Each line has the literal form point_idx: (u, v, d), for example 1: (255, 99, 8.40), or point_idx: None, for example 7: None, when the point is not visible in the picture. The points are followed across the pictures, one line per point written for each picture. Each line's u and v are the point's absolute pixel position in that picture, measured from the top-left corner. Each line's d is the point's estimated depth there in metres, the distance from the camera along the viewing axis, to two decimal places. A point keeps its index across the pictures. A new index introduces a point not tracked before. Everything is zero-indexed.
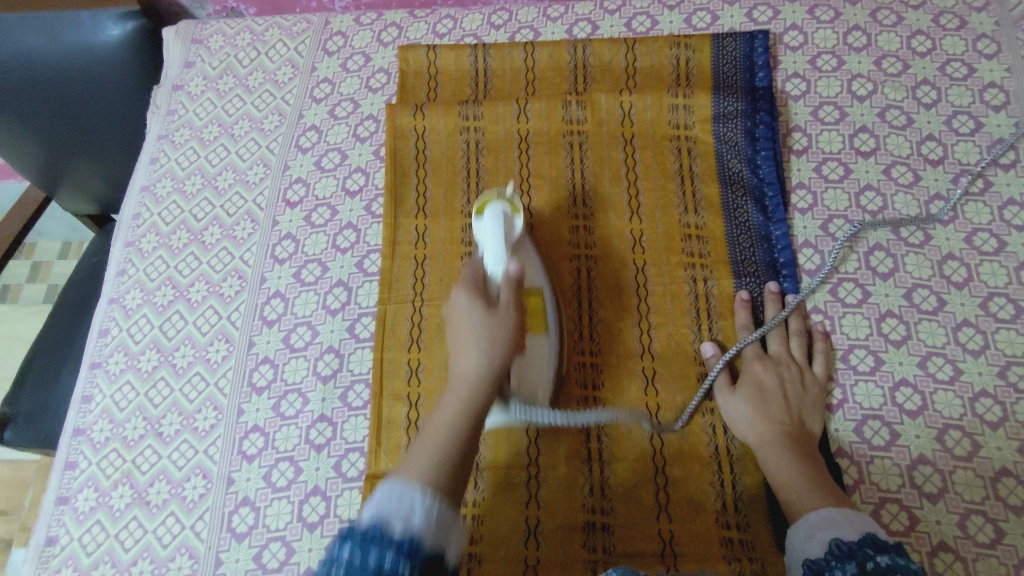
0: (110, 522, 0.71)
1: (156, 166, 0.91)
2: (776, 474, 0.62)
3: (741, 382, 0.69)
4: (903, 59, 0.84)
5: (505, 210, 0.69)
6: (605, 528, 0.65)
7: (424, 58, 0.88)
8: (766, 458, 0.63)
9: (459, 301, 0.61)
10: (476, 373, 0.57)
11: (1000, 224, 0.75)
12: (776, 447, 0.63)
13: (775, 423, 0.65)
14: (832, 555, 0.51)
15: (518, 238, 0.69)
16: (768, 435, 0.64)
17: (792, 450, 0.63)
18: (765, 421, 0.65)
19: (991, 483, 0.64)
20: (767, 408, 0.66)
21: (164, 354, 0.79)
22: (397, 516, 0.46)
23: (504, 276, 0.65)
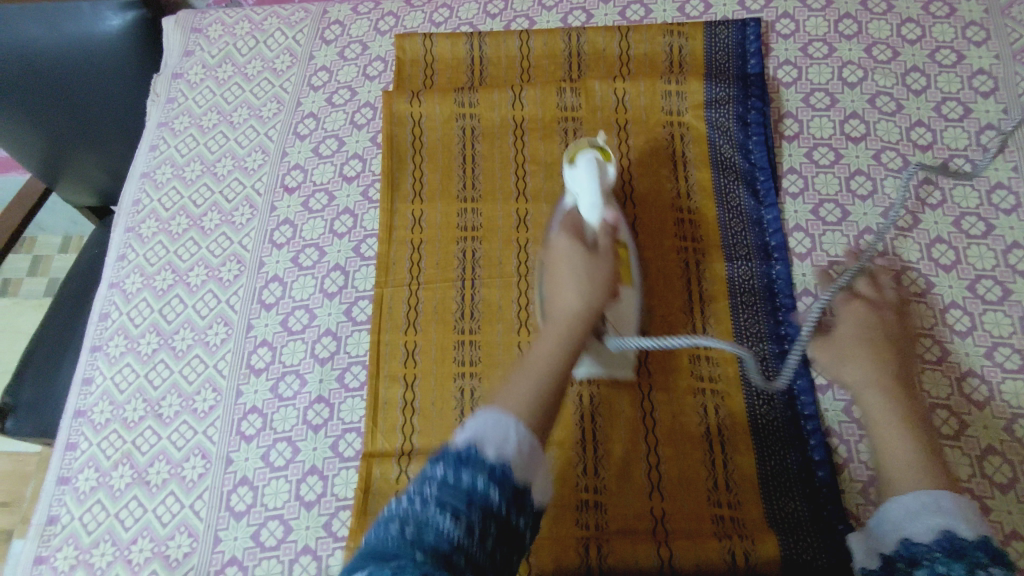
0: (111, 501, 0.72)
1: (155, 153, 0.92)
2: (881, 424, 0.58)
3: (840, 325, 0.66)
4: (893, 47, 0.85)
5: (597, 156, 0.68)
6: (598, 506, 0.66)
7: (421, 46, 0.89)
8: (870, 406, 0.60)
9: (560, 244, 0.60)
10: (577, 311, 0.55)
11: (988, 208, 0.76)
12: (883, 395, 0.59)
13: (884, 369, 0.61)
14: (939, 547, 0.48)
15: (610, 187, 0.68)
16: (878, 380, 0.60)
17: (901, 398, 0.59)
18: (870, 365, 0.62)
19: (977, 460, 0.65)
20: (875, 353, 0.62)
21: (164, 337, 0.80)
22: (492, 440, 0.44)
23: (596, 247, 0.63)
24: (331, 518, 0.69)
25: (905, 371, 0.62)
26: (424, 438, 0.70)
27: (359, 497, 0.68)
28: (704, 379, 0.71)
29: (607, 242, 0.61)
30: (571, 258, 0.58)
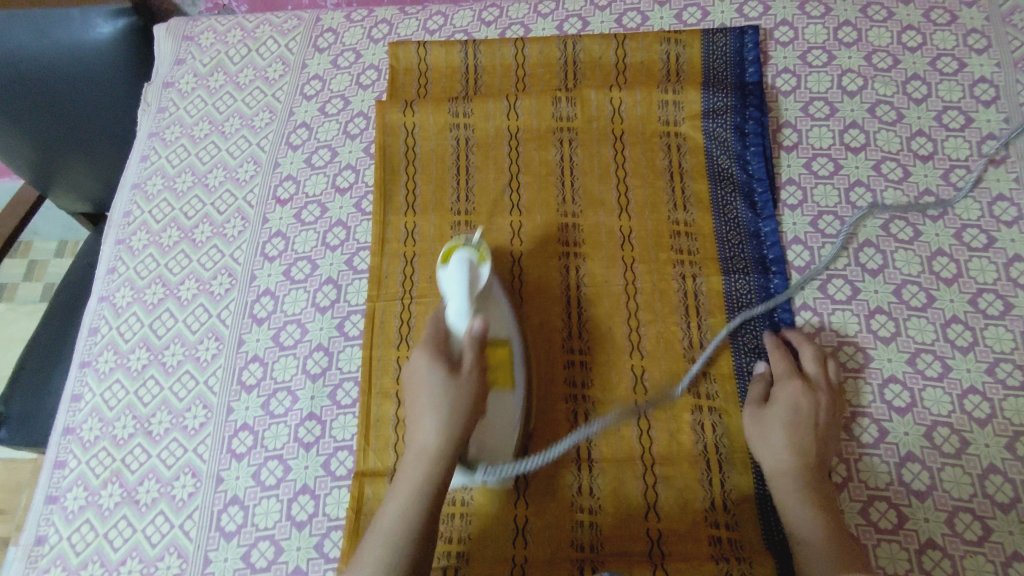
0: (99, 521, 0.71)
1: (146, 164, 0.91)
2: (798, 520, 0.60)
3: (774, 405, 0.66)
4: (894, 55, 0.84)
5: (471, 258, 0.65)
6: (593, 527, 0.65)
7: (414, 54, 0.88)
8: (785, 495, 0.62)
9: (421, 364, 0.62)
10: (433, 449, 0.59)
11: (990, 220, 0.74)
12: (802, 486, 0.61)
13: (805, 462, 0.62)
14: None
15: (485, 289, 0.65)
16: (800, 473, 0.62)
17: (815, 492, 0.61)
18: (795, 454, 0.63)
19: (978, 479, 0.64)
20: (801, 444, 0.63)
21: (154, 353, 0.79)
22: None
23: (461, 255, 0.65)
24: (323, 538, 0.68)
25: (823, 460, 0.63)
26: None
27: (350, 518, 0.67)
28: (702, 397, 0.69)
29: (472, 359, 0.61)
30: (431, 390, 0.60)
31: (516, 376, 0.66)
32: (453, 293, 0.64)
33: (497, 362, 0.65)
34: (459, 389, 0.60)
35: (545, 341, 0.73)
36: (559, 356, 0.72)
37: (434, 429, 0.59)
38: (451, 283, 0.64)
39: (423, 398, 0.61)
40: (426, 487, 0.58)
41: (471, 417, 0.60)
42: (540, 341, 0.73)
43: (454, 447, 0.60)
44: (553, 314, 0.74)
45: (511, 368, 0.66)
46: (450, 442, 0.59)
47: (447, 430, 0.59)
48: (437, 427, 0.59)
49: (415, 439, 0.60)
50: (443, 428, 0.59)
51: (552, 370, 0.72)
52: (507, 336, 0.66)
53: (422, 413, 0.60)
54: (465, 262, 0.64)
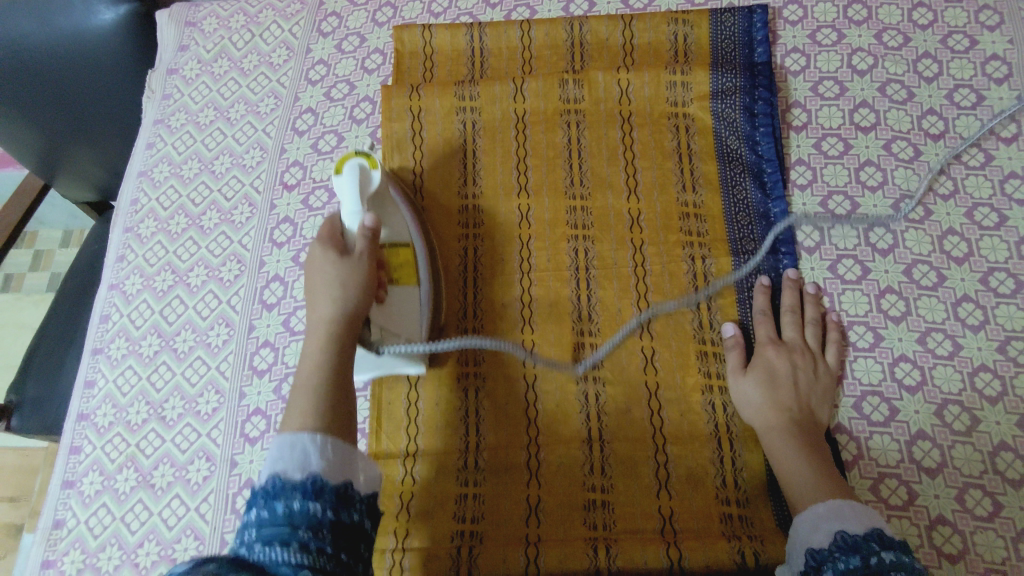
0: (116, 505, 0.72)
1: (153, 151, 0.91)
2: (785, 465, 0.62)
3: (755, 368, 0.68)
4: (904, 33, 0.83)
5: (363, 164, 0.69)
6: (605, 506, 0.66)
7: (420, 37, 0.87)
8: (771, 443, 0.64)
9: (313, 254, 0.64)
10: (330, 315, 0.60)
11: (1001, 198, 0.74)
12: (785, 433, 0.63)
13: (786, 414, 0.65)
14: (837, 547, 0.53)
15: (379, 194, 0.70)
16: (782, 425, 0.64)
17: (800, 441, 0.63)
18: (775, 407, 0.65)
19: (989, 456, 0.64)
20: (779, 398, 0.65)
21: (165, 339, 0.79)
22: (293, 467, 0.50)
23: (354, 163, 0.69)
24: None
25: (806, 416, 0.65)
26: (427, 439, 0.70)
27: None
28: (710, 376, 0.70)
29: (363, 244, 0.64)
30: (323, 268, 0.63)
31: (418, 271, 0.71)
32: (348, 194, 0.68)
33: (399, 262, 0.70)
34: (352, 268, 0.63)
35: (554, 323, 0.73)
36: (569, 338, 0.73)
37: (329, 298, 0.61)
38: (344, 188, 0.68)
39: (314, 284, 0.63)
40: (324, 366, 0.58)
41: (365, 284, 0.63)
42: (548, 322, 0.73)
43: (354, 312, 0.61)
44: (563, 296, 0.74)
45: (415, 267, 0.71)
46: (346, 307, 0.61)
47: (344, 304, 0.61)
48: (332, 297, 0.61)
49: (312, 315, 0.61)
50: (338, 300, 0.61)
51: (562, 353, 0.72)
52: (405, 240, 0.71)
53: (316, 292, 0.62)
54: (353, 172, 0.68)
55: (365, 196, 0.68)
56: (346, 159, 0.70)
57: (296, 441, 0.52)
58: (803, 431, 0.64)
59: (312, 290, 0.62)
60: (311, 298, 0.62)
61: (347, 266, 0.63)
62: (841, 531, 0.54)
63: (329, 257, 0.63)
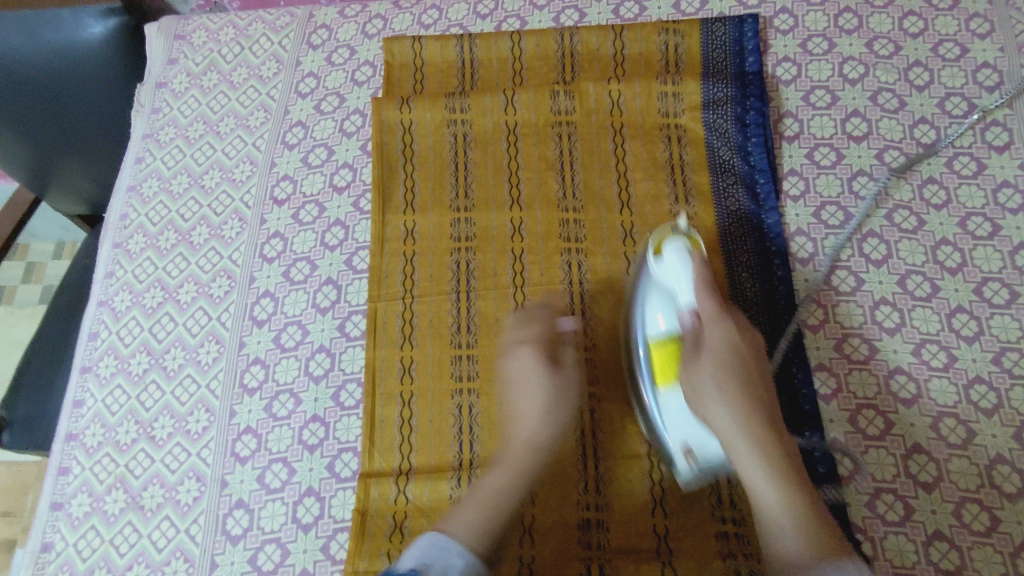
0: (105, 527, 0.71)
1: (141, 166, 0.90)
2: (757, 495, 0.58)
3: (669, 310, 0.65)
4: (895, 41, 0.82)
5: (683, 244, 0.65)
6: (600, 525, 0.65)
7: (409, 49, 0.87)
8: (727, 428, 0.60)
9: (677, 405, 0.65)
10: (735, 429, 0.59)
11: (994, 208, 0.74)
12: (764, 462, 0.58)
13: (762, 429, 0.59)
14: None
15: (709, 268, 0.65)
16: (741, 425, 0.59)
17: (768, 447, 0.59)
18: (741, 419, 0.60)
19: (985, 470, 0.64)
20: (756, 412, 0.60)
21: (155, 357, 0.78)
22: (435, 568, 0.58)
23: (674, 247, 0.65)
24: (329, 540, 0.68)
25: (775, 427, 0.61)
26: (421, 457, 0.69)
27: (357, 519, 0.67)
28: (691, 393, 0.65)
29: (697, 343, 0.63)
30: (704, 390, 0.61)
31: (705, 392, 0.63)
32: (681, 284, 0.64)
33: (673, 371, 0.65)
34: (729, 364, 0.61)
35: None
36: None
37: (725, 409, 0.60)
38: (672, 272, 0.65)
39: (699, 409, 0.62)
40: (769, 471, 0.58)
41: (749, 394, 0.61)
42: None
43: (749, 424, 0.59)
44: (557, 312, 0.74)
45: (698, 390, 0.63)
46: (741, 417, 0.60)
47: (733, 415, 0.60)
48: (729, 410, 0.60)
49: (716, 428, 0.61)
50: (736, 410, 0.60)
51: None
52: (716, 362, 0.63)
53: (707, 395, 0.61)
54: (680, 246, 0.65)
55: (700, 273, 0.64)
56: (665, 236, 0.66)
57: (447, 551, 0.60)
58: (776, 456, 0.58)
59: (689, 363, 0.63)
60: (699, 408, 0.62)
61: (726, 383, 0.61)
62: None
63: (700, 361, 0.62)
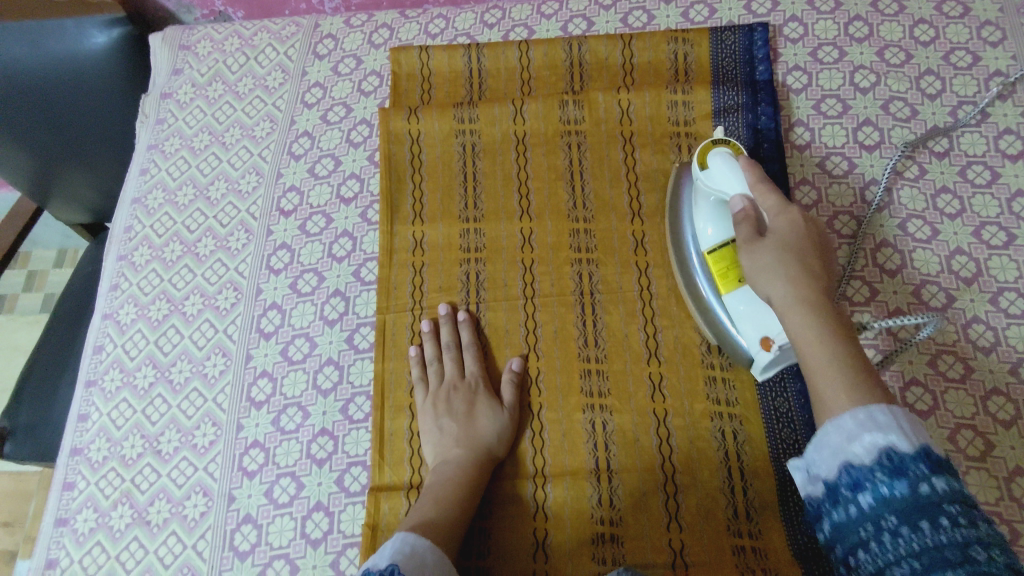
0: (110, 543, 0.70)
1: (146, 177, 0.89)
2: (815, 360, 0.53)
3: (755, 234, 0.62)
4: (905, 49, 0.82)
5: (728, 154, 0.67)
6: (614, 539, 0.64)
7: (417, 59, 0.86)
8: (783, 301, 0.57)
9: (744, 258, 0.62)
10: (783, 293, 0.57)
11: (1009, 216, 0.73)
12: (831, 360, 0.52)
13: (821, 301, 0.56)
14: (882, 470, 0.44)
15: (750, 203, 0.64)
16: (800, 299, 0.56)
17: (823, 313, 0.55)
18: (794, 278, 0.57)
19: (1004, 483, 0.63)
20: (813, 274, 0.58)
21: (161, 370, 0.77)
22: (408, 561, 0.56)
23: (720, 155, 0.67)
24: (339, 556, 0.67)
25: (835, 303, 0.57)
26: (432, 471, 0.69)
27: (367, 535, 0.66)
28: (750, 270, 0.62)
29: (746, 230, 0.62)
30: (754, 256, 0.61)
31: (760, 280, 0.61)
32: (729, 183, 0.65)
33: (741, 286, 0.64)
34: (789, 243, 0.60)
35: (561, 350, 0.72)
36: (575, 366, 0.71)
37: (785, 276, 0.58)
38: (721, 179, 0.66)
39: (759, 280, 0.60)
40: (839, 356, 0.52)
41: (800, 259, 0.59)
42: (555, 350, 0.72)
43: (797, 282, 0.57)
44: (568, 322, 0.73)
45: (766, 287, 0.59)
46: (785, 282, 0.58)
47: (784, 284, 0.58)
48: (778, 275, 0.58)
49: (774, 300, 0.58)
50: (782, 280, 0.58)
51: (568, 381, 0.71)
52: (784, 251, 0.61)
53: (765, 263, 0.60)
54: (724, 158, 0.66)
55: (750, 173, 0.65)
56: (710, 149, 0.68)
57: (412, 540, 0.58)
58: (836, 327, 0.54)
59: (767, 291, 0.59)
60: (756, 281, 0.61)
61: (784, 254, 0.59)
62: (888, 449, 0.44)
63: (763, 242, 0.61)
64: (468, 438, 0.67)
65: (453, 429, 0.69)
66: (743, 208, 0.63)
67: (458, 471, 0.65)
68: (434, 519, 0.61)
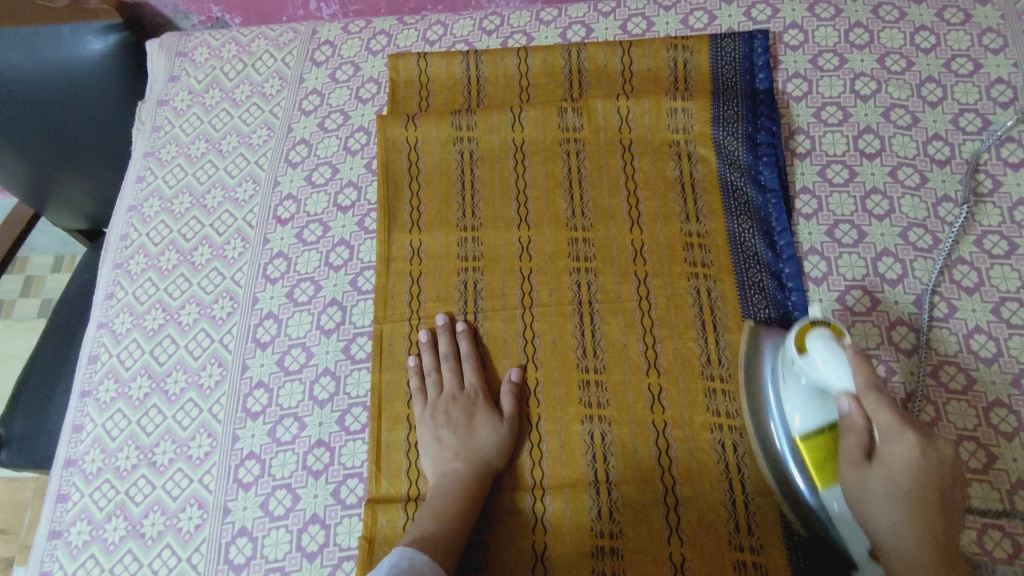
0: (104, 556, 0.70)
1: (142, 185, 0.89)
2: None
3: (884, 466, 0.56)
4: (906, 56, 0.82)
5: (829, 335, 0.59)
6: (614, 553, 0.63)
7: (415, 66, 0.86)
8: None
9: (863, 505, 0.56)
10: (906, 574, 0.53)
11: (1011, 226, 0.73)
12: (913, 568, 0.52)
13: (932, 543, 0.53)
14: None
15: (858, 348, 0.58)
16: (917, 500, 0.54)
17: (931, 539, 0.53)
18: (909, 507, 0.54)
19: (1007, 496, 0.62)
20: (931, 524, 0.54)
21: (156, 380, 0.77)
22: None
23: (820, 338, 0.59)
24: (335, 569, 0.66)
25: (948, 505, 0.55)
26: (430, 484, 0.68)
27: (364, 548, 0.65)
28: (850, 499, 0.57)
29: (852, 446, 0.58)
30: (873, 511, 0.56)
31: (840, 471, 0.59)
32: (834, 378, 0.57)
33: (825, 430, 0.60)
34: (909, 484, 0.55)
35: (560, 361, 0.71)
36: (574, 377, 0.70)
37: (892, 531, 0.55)
38: (821, 367, 0.58)
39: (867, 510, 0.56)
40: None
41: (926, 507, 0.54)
42: (554, 361, 0.71)
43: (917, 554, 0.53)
44: (567, 332, 0.72)
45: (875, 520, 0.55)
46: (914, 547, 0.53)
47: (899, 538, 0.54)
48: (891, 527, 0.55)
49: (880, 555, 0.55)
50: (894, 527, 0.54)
51: (567, 392, 0.70)
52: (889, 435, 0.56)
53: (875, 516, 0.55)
54: (825, 334, 0.59)
55: (858, 362, 0.57)
56: (809, 330, 0.60)
57: (410, 558, 0.57)
58: (941, 557, 0.52)
59: (856, 474, 0.57)
60: (857, 510, 0.57)
61: (896, 495, 0.55)
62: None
63: (867, 472, 0.56)
64: (468, 451, 0.67)
65: (452, 441, 0.68)
66: (851, 412, 0.57)
67: (456, 484, 0.65)
68: (434, 532, 0.61)
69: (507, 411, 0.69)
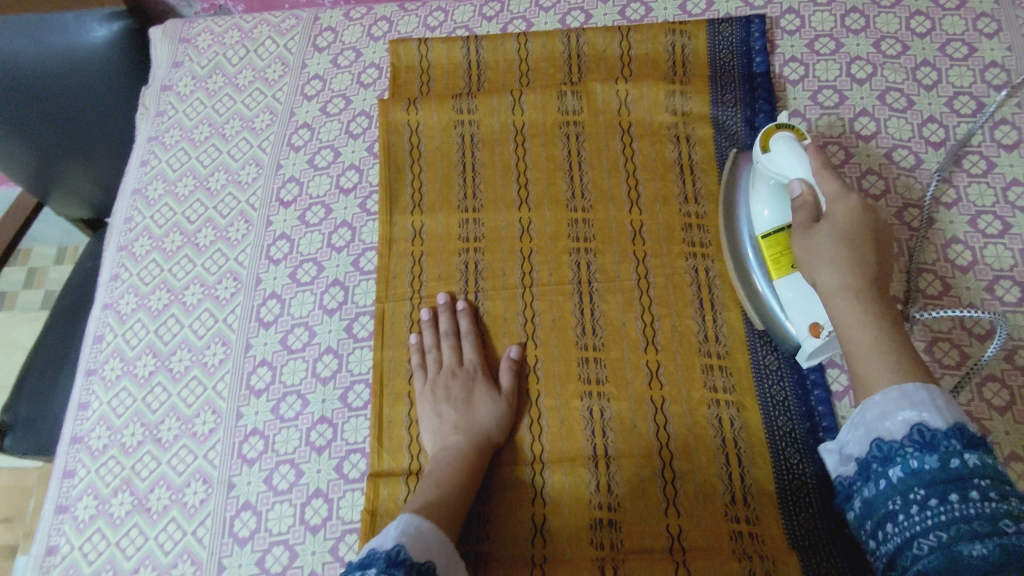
0: (110, 530, 0.71)
1: (146, 168, 0.90)
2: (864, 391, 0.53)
3: (832, 221, 0.60)
4: (902, 41, 0.83)
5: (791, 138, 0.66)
6: (612, 525, 0.65)
7: (416, 51, 0.87)
8: (855, 352, 0.55)
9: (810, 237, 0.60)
10: (841, 284, 0.57)
11: (1004, 206, 0.74)
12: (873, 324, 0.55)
13: (921, 367, 0.51)
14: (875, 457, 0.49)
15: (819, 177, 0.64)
16: (856, 287, 0.56)
17: (875, 300, 0.56)
18: (846, 263, 0.57)
19: (1000, 469, 0.63)
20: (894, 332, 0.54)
21: (161, 359, 0.78)
22: (415, 547, 0.56)
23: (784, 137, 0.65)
24: (338, 542, 0.67)
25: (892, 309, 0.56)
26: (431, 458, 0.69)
27: (367, 520, 0.66)
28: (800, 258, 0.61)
29: (805, 215, 0.62)
30: (818, 252, 0.59)
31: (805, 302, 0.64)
32: (791, 166, 0.64)
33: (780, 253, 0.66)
34: (846, 231, 0.59)
35: (560, 338, 0.72)
36: (573, 354, 0.71)
37: (835, 267, 0.57)
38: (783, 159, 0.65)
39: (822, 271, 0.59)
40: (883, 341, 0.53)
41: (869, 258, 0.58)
42: (553, 338, 0.72)
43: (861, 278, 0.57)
44: (566, 311, 0.73)
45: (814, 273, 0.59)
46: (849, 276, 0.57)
47: (846, 271, 0.57)
48: (836, 265, 0.58)
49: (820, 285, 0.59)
50: (841, 272, 0.57)
51: (566, 368, 0.71)
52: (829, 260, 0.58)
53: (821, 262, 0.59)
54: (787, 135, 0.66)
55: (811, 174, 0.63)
56: (773, 130, 0.66)
57: (416, 525, 0.57)
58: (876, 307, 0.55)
59: (805, 237, 0.61)
60: (811, 268, 0.60)
61: (841, 241, 0.58)
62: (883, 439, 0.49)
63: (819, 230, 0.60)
64: (468, 425, 0.68)
65: (453, 416, 0.69)
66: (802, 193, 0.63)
67: (457, 457, 0.66)
68: (437, 501, 0.62)
69: (506, 386, 0.70)
